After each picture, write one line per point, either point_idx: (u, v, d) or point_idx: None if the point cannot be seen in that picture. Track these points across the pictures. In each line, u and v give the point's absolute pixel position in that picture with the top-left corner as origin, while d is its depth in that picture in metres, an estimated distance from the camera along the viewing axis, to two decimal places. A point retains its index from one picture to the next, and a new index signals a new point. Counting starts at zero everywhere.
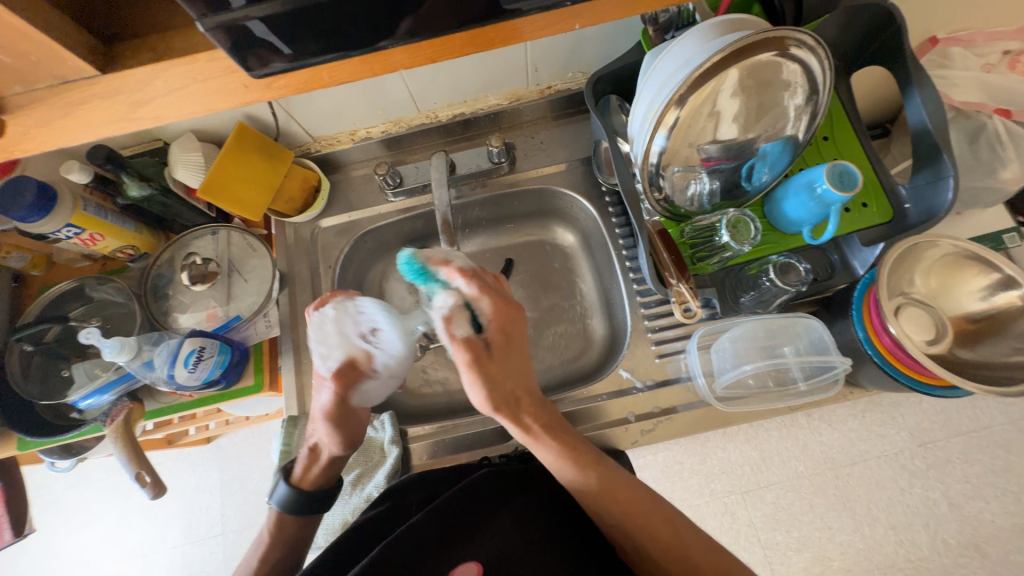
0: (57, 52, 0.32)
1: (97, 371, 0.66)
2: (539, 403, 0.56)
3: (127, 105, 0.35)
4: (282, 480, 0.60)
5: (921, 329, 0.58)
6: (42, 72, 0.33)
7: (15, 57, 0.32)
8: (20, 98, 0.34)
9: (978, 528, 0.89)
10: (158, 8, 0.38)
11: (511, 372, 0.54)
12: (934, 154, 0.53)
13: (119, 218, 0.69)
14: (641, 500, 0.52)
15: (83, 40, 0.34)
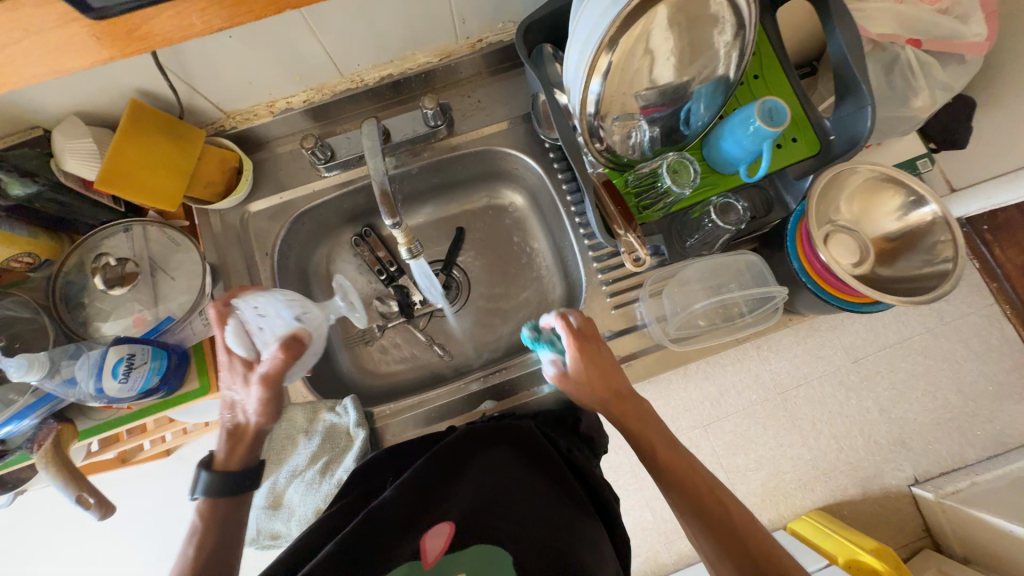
0: None
1: (13, 395, 0.59)
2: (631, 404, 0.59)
3: None
4: (202, 467, 0.56)
5: (848, 252, 0.62)
6: None
7: None
8: None
9: (904, 426, 1.01)
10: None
11: (605, 370, 0.59)
12: (853, 82, 0.56)
13: (6, 223, 0.60)
14: (682, 468, 0.55)
15: None
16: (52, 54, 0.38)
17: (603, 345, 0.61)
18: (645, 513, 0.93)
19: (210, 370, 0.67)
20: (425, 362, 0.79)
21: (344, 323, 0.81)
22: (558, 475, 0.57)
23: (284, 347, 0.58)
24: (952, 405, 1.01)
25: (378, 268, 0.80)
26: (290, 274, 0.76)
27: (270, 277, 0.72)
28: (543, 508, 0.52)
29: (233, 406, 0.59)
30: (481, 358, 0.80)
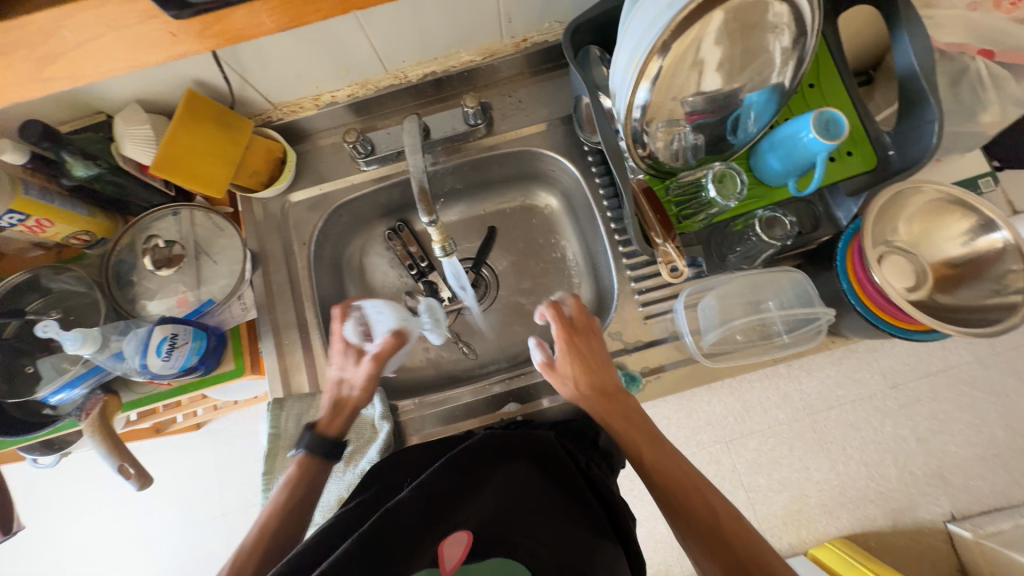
0: None
1: (66, 364, 0.63)
2: (614, 400, 0.59)
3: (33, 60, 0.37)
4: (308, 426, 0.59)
5: (904, 276, 0.58)
6: None
7: None
8: None
9: (943, 459, 0.95)
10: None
11: (594, 352, 0.61)
12: (920, 96, 0.53)
13: (67, 202, 0.64)
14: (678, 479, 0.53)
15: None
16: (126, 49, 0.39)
17: (595, 336, 0.63)
18: (659, 525, 0.91)
19: (245, 353, 0.69)
20: (450, 359, 0.79)
21: None
22: (574, 495, 0.55)
23: (396, 337, 0.63)
24: (998, 441, 0.95)
25: (408, 262, 0.81)
26: (325, 265, 0.78)
27: (306, 267, 0.74)
28: (557, 530, 0.51)
29: (337, 383, 0.62)
30: (506, 359, 0.79)
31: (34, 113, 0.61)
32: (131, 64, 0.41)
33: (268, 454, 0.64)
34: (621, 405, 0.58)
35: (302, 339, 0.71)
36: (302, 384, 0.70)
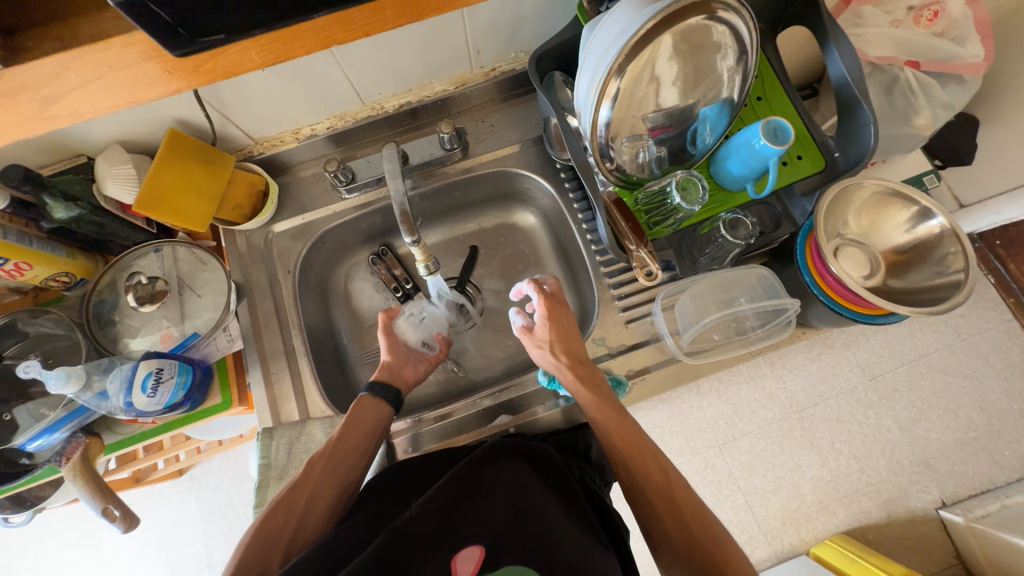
0: None
1: (45, 410, 0.62)
2: (586, 371, 0.63)
3: (37, 101, 0.38)
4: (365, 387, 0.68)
5: (857, 265, 0.63)
6: None
7: None
8: None
9: (926, 446, 0.99)
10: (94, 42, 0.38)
11: (567, 322, 0.68)
12: (855, 102, 0.58)
13: (47, 244, 0.64)
14: (655, 477, 0.56)
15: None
16: (122, 88, 0.40)
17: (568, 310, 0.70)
18: None
19: (232, 385, 0.69)
20: (440, 379, 0.80)
21: (360, 342, 0.83)
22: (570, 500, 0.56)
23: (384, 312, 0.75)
24: (975, 424, 0.99)
25: (394, 285, 0.82)
26: (311, 292, 0.78)
27: (292, 295, 0.75)
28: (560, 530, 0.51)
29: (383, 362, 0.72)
30: (495, 374, 0.81)
31: (14, 159, 0.62)
32: (128, 101, 0.41)
33: (259, 487, 0.63)
34: (591, 377, 0.63)
35: (290, 367, 0.71)
36: (293, 412, 0.69)
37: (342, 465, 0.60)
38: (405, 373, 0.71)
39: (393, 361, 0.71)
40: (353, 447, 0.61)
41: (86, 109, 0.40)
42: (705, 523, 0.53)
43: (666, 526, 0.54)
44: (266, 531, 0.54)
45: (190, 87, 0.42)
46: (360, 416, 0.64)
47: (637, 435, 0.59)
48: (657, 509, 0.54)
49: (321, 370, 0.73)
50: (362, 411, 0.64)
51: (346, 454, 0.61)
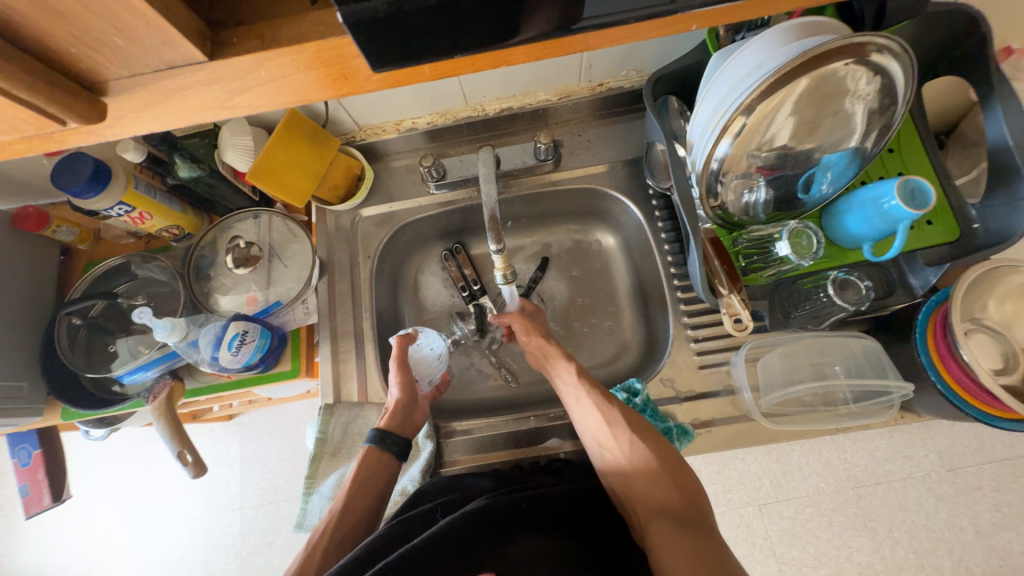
0: (168, 37, 0.27)
1: (142, 348, 0.68)
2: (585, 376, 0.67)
3: (154, 86, 0.29)
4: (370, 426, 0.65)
5: (989, 356, 0.55)
6: (150, 58, 0.28)
7: (127, 41, 0.26)
8: (125, 83, 0.29)
9: (1006, 559, 0.86)
10: (245, 27, 0.29)
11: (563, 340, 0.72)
12: (1013, 172, 0.50)
13: (167, 198, 0.70)
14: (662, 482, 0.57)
15: (192, 20, 0.28)
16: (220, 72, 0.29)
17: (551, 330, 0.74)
18: None
19: (302, 356, 0.73)
20: (491, 386, 0.80)
21: None
22: (581, 519, 0.55)
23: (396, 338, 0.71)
24: None
25: (462, 284, 0.82)
26: (384, 280, 0.80)
27: (368, 279, 0.77)
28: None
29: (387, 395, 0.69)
30: (548, 393, 0.79)
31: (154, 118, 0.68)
32: (241, 97, 0.30)
33: (313, 459, 0.67)
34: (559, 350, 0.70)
35: (356, 349, 0.73)
36: (352, 392, 0.71)
37: (350, 530, 0.59)
38: (414, 416, 0.67)
39: (403, 402, 0.66)
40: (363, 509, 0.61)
41: (236, 100, 0.31)
42: (677, 467, 0.58)
43: (638, 484, 0.58)
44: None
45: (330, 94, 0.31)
46: (369, 474, 0.63)
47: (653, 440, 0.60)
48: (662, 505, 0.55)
49: (382, 357, 0.75)
50: (369, 463, 0.63)
51: (354, 513, 0.60)
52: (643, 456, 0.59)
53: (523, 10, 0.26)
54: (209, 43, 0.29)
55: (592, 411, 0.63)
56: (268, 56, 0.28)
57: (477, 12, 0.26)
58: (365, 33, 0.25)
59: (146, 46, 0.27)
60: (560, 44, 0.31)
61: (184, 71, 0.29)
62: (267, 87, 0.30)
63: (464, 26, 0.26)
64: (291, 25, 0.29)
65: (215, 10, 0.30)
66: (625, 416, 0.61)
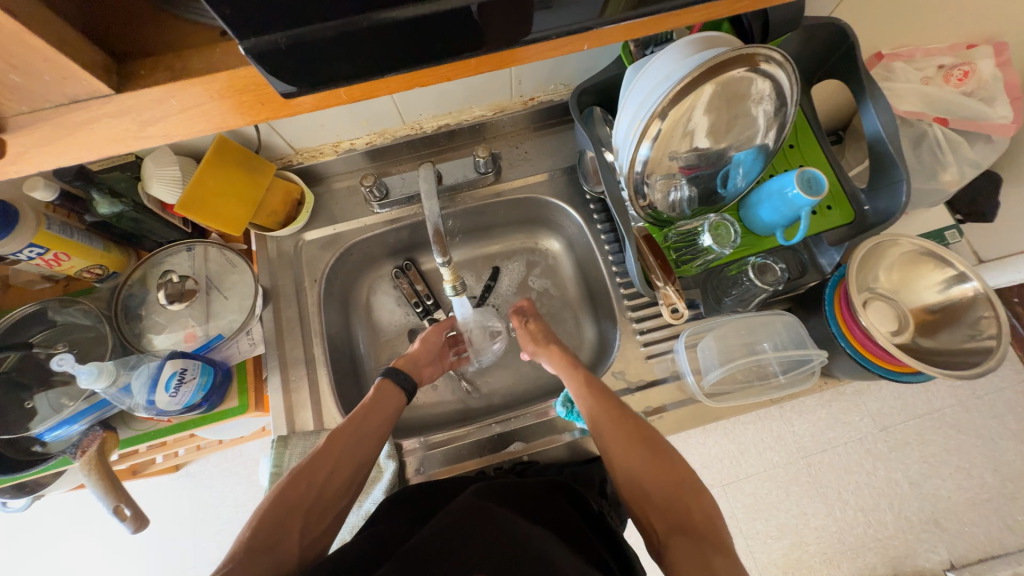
0: (69, 70, 0.26)
1: (65, 400, 0.62)
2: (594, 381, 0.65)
3: (62, 124, 0.29)
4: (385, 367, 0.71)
5: (886, 320, 0.64)
6: (49, 92, 0.27)
7: (23, 76, 0.26)
8: (25, 118, 0.28)
9: (937, 504, 0.96)
10: (150, 59, 0.29)
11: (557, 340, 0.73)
12: (888, 159, 0.58)
13: (86, 236, 0.65)
14: (675, 496, 0.54)
15: (94, 55, 0.28)
16: (128, 104, 0.29)
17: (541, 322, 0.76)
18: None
19: (249, 390, 0.70)
20: (452, 399, 0.80)
21: (377, 352, 0.83)
22: (562, 515, 0.55)
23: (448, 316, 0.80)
24: (988, 485, 0.96)
25: (415, 300, 0.83)
26: (334, 303, 0.79)
27: (316, 303, 0.75)
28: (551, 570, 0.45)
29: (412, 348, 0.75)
30: (510, 400, 0.80)
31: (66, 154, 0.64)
32: (156, 131, 0.30)
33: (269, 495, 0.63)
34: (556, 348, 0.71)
35: (308, 375, 0.72)
36: (308, 421, 0.69)
37: (363, 444, 0.61)
38: (425, 370, 0.73)
39: (420, 354, 0.73)
40: (376, 422, 0.63)
41: (149, 131, 0.30)
42: (686, 477, 0.55)
43: (655, 494, 0.54)
44: (284, 501, 0.54)
45: (250, 120, 0.32)
46: (382, 402, 0.65)
47: (672, 456, 0.57)
48: (676, 517, 0.52)
49: (337, 381, 0.73)
50: (382, 396, 0.66)
51: (366, 445, 0.61)
52: (658, 465, 0.56)
53: (430, 41, 0.28)
54: (114, 75, 0.29)
55: (610, 416, 0.60)
56: (176, 87, 0.29)
57: (386, 42, 0.28)
58: (269, 65, 0.27)
59: (45, 80, 0.27)
60: (468, 64, 0.33)
61: (90, 104, 0.28)
62: (181, 116, 0.30)
63: (368, 57, 0.28)
64: (201, 57, 0.30)
65: (113, 40, 0.29)
66: (641, 429, 0.59)
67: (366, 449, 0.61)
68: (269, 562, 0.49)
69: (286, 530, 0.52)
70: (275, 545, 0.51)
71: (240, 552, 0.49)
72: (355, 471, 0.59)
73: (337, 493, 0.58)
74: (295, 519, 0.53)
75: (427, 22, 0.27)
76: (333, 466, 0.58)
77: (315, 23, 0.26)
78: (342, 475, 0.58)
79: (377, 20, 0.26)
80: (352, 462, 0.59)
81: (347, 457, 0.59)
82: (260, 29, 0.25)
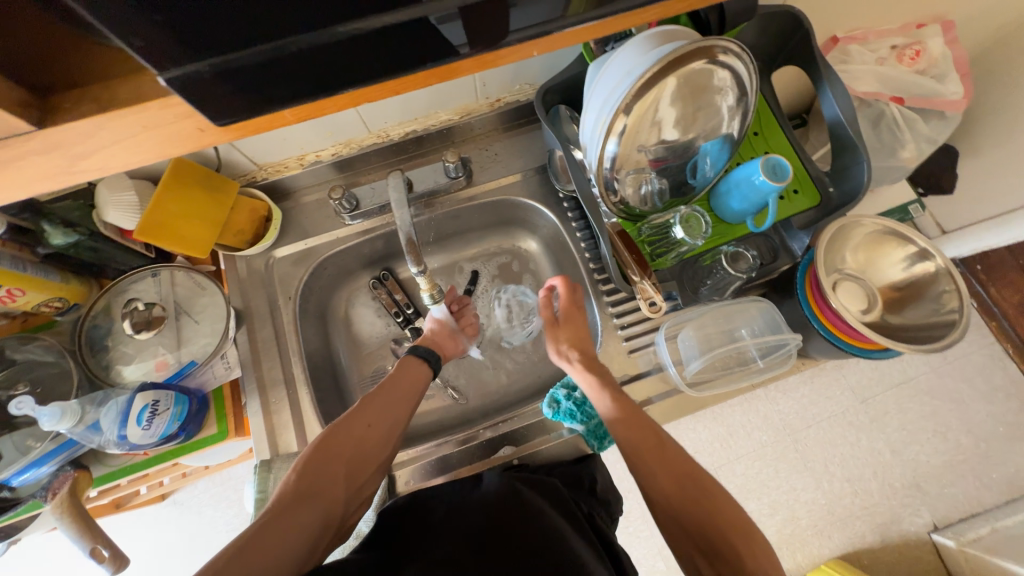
0: None
1: (31, 441, 0.58)
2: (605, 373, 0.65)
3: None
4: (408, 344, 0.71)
5: (857, 299, 0.65)
6: None
7: None
8: None
9: (917, 469, 1.00)
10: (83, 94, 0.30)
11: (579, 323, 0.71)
12: (848, 141, 0.60)
13: (41, 270, 0.62)
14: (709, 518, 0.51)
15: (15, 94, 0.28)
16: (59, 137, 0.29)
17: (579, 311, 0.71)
18: (658, 562, 0.94)
19: (228, 415, 0.68)
20: (439, 407, 0.79)
21: (359, 366, 0.82)
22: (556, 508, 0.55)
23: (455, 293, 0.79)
24: (963, 447, 1.00)
25: (395, 310, 0.82)
26: (311, 319, 0.77)
27: (292, 321, 0.74)
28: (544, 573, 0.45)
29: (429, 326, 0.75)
30: (498, 403, 0.80)
31: None
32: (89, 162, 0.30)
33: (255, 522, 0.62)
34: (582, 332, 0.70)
35: (289, 396, 0.70)
36: (291, 442, 0.68)
37: (394, 411, 0.61)
38: (447, 345, 0.73)
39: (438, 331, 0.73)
40: (409, 390, 0.64)
41: (85, 163, 0.30)
42: (716, 495, 0.52)
43: (686, 519, 0.52)
44: (327, 453, 0.54)
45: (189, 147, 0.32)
46: (407, 374, 0.65)
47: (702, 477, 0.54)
48: (712, 539, 0.50)
49: (320, 399, 0.72)
50: (408, 372, 0.65)
51: (396, 413, 0.61)
52: (688, 489, 0.53)
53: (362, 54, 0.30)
54: (36, 111, 0.29)
55: (635, 425, 0.58)
56: (105, 117, 0.29)
57: (319, 64, 0.29)
58: (203, 89, 0.28)
59: None
60: (414, 78, 0.34)
61: (11, 142, 0.28)
62: (114, 147, 0.30)
63: (305, 76, 0.30)
64: (127, 83, 0.30)
65: (39, 79, 0.30)
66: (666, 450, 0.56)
67: (399, 410, 0.61)
68: (315, 510, 0.50)
69: (330, 482, 0.52)
70: (320, 493, 0.51)
71: (289, 496, 0.49)
72: (393, 429, 0.60)
73: (375, 449, 0.58)
74: (338, 469, 0.54)
75: (357, 39, 0.28)
76: (372, 428, 0.58)
77: (243, 49, 0.27)
78: (376, 437, 0.58)
79: (308, 43, 0.27)
80: (387, 423, 0.60)
81: (381, 416, 0.60)
82: (193, 57, 0.26)
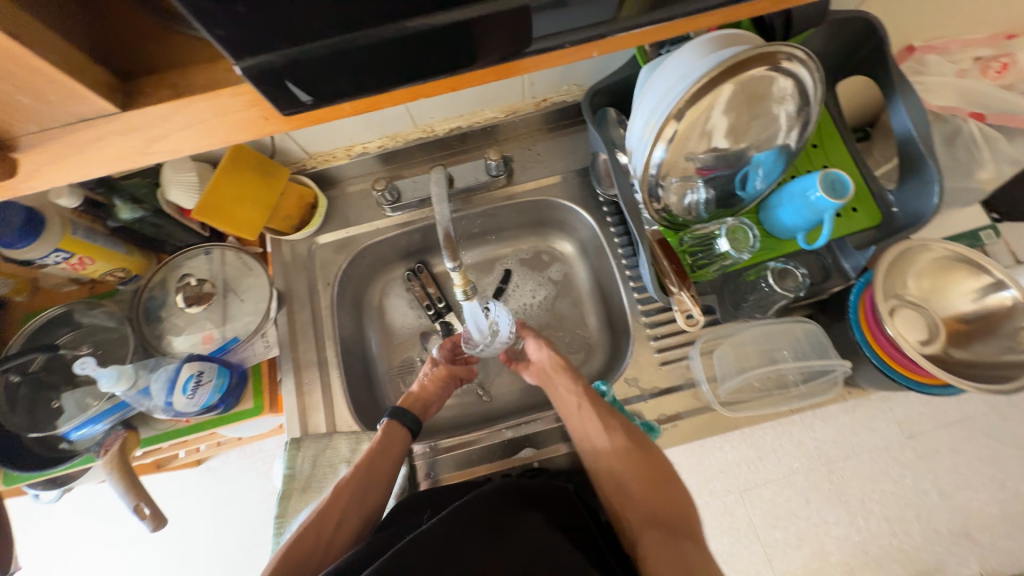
0: (75, 90, 0.28)
1: (90, 400, 0.63)
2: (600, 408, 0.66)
3: (84, 139, 0.31)
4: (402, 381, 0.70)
5: (915, 328, 0.60)
6: (60, 111, 0.30)
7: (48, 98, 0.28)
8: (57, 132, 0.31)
9: (968, 516, 0.92)
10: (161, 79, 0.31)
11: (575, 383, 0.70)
12: (919, 159, 0.55)
13: (110, 241, 0.67)
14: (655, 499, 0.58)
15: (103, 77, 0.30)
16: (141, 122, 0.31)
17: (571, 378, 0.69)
18: None
19: (264, 392, 0.71)
20: (462, 402, 0.80)
21: (389, 355, 0.83)
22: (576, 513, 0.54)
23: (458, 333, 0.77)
24: None
25: (426, 303, 0.83)
26: (346, 307, 0.80)
27: (329, 307, 0.76)
28: None
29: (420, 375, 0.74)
30: (521, 404, 0.79)
31: None
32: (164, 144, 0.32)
33: (282, 496, 0.64)
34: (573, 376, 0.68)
35: (321, 378, 0.72)
36: (320, 423, 0.70)
37: (370, 488, 0.61)
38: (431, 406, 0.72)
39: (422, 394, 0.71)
40: (391, 441, 0.65)
41: (160, 146, 0.32)
42: (661, 479, 0.60)
43: (632, 492, 0.59)
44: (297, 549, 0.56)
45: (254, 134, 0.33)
46: (388, 443, 0.65)
47: (658, 470, 0.60)
48: (651, 513, 0.57)
49: (350, 383, 0.74)
50: (389, 439, 0.65)
51: (373, 491, 0.61)
52: (640, 468, 0.60)
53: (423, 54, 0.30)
54: (120, 93, 0.31)
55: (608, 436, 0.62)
56: (179, 104, 0.30)
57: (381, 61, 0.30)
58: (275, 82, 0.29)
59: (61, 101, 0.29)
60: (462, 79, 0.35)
61: (103, 122, 0.31)
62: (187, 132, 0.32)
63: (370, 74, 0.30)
64: (200, 73, 0.32)
65: (125, 63, 0.32)
66: (631, 440, 0.62)
67: (377, 490, 0.62)
68: None
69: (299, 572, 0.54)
70: None
71: None
72: (370, 505, 0.61)
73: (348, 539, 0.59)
74: (309, 561, 0.55)
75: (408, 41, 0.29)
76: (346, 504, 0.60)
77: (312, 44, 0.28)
78: (350, 523, 0.59)
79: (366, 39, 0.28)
80: (362, 506, 0.60)
81: (357, 498, 0.60)
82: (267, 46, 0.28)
